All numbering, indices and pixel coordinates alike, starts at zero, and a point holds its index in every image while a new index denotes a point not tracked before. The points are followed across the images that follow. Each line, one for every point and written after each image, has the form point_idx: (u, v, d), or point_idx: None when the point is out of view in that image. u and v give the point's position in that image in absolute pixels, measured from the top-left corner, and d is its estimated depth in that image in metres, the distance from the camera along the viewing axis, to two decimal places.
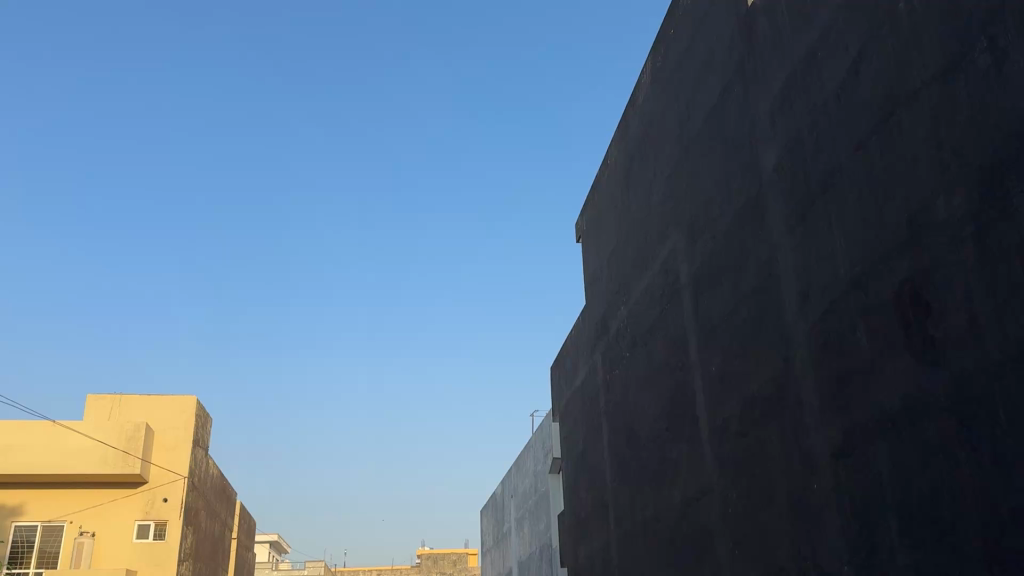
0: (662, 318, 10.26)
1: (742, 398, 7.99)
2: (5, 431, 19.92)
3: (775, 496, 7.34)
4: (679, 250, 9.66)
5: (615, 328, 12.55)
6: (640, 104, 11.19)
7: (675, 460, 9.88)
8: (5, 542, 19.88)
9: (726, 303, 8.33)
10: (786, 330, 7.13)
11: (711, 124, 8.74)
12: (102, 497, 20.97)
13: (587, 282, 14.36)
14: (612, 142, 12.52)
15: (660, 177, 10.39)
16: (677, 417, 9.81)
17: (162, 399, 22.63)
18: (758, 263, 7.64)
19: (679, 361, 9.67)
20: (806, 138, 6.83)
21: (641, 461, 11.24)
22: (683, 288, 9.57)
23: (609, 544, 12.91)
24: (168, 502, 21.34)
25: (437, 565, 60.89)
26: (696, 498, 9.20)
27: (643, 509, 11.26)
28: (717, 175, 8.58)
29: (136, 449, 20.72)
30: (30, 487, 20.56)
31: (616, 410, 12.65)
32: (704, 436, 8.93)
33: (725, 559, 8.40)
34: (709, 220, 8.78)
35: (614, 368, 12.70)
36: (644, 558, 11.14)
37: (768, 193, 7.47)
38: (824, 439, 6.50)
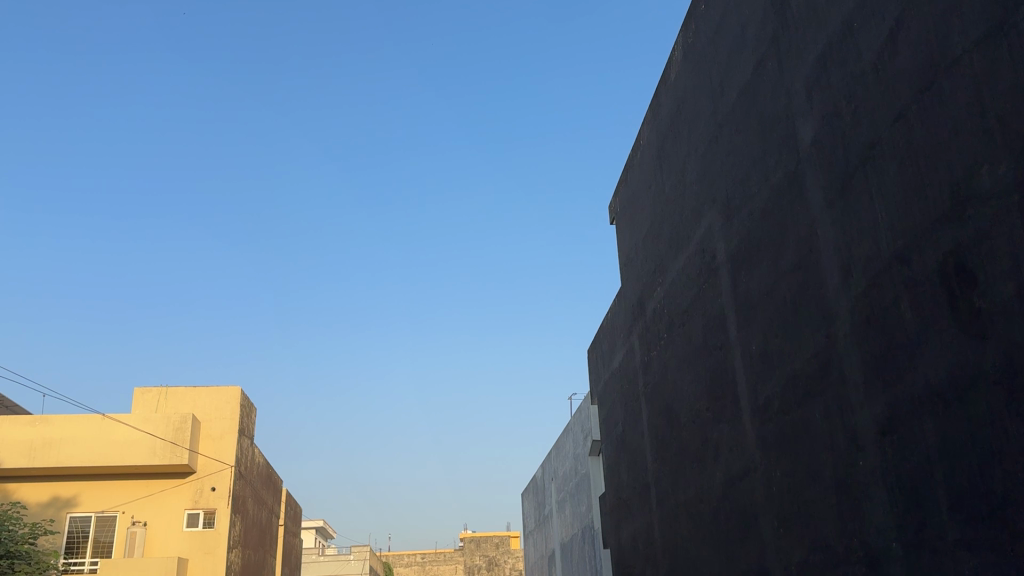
0: (700, 298, 10.19)
1: (784, 376, 7.92)
2: (56, 426, 20.52)
3: (819, 473, 7.28)
4: (716, 228, 9.58)
5: (652, 309, 12.49)
6: (672, 81, 11.08)
7: (716, 440, 9.83)
8: (62, 533, 20.43)
9: (765, 281, 8.24)
10: (827, 307, 7.04)
11: (745, 100, 8.63)
12: (152, 488, 21.44)
13: (622, 264, 14.29)
14: (644, 122, 12.42)
15: (694, 155, 10.29)
16: (717, 397, 9.77)
17: (207, 389, 23.09)
18: (798, 240, 7.54)
19: (718, 341, 9.62)
20: (844, 112, 6.71)
21: (682, 442, 11.22)
22: (720, 267, 9.50)
23: (652, 524, 12.92)
24: (216, 491, 21.79)
25: (479, 548, 61.38)
26: (739, 477, 9.17)
27: (685, 490, 11.22)
28: (753, 152, 8.48)
29: (183, 440, 21.14)
30: (83, 479, 21.08)
31: (655, 392, 12.61)
32: (747, 415, 8.87)
33: (771, 537, 8.36)
34: (746, 197, 8.68)
35: (652, 350, 12.66)
36: (688, 538, 11.12)
37: (806, 167, 7.37)
38: (869, 415, 6.44)
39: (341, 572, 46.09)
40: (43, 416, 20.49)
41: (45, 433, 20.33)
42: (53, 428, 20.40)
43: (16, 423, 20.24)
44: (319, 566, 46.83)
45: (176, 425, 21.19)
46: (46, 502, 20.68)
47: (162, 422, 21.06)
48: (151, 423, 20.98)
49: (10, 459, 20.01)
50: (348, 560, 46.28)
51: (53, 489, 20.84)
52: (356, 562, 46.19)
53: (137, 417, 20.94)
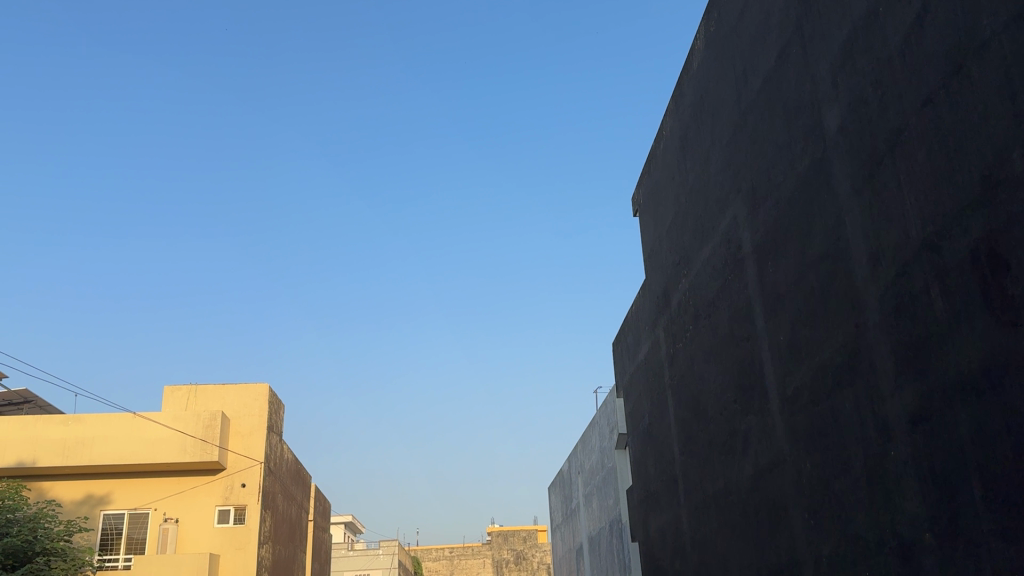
0: (726, 289, 10.13)
1: (812, 366, 7.85)
2: (89, 425, 20.84)
3: (850, 464, 7.22)
4: (741, 218, 9.50)
5: (677, 301, 12.44)
6: (694, 71, 11.00)
7: (745, 432, 9.77)
8: (96, 530, 20.77)
9: (793, 270, 8.17)
10: (856, 296, 6.97)
11: (770, 88, 8.54)
12: (183, 485, 21.71)
13: (646, 256, 14.23)
14: (667, 112, 12.33)
15: (717, 145, 10.21)
16: (744, 389, 9.70)
17: (236, 387, 23.33)
18: (825, 229, 7.46)
19: (745, 332, 9.55)
20: (870, 98, 6.62)
21: (709, 434, 11.17)
22: (746, 257, 9.42)
23: (680, 517, 12.88)
24: (246, 487, 22.01)
25: (507, 542, 62.05)
26: (768, 469, 9.10)
27: (713, 483, 11.17)
28: (778, 141, 8.39)
29: (213, 438, 21.33)
30: (116, 477, 21.42)
31: (681, 384, 12.56)
32: (775, 407, 8.80)
33: (801, 530, 8.29)
34: (772, 186, 8.60)
35: (677, 342, 12.59)
36: (717, 530, 11.06)
37: (832, 155, 7.28)
38: (900, 405, 6.36)
39: (371, 566, 46.37)
40: (76, 416, 20.82)
41: (77, 432, 20.67)
42: (85, 427, 20.75)
43: (49, 423, 20.60)
44: (349, 560, 47.16)
45: (206, 422, 21.40)
46: (80, 499, 21.05)
47: (191, 420, 21.31)
48: (181, 421, 21.26)
49: (44, 458, 20.38)
50: (377, 555, 46.53)
51: (87, 486, 21.19)
52: (385, 557, 46.30)
53: (168, 415, 21.24)
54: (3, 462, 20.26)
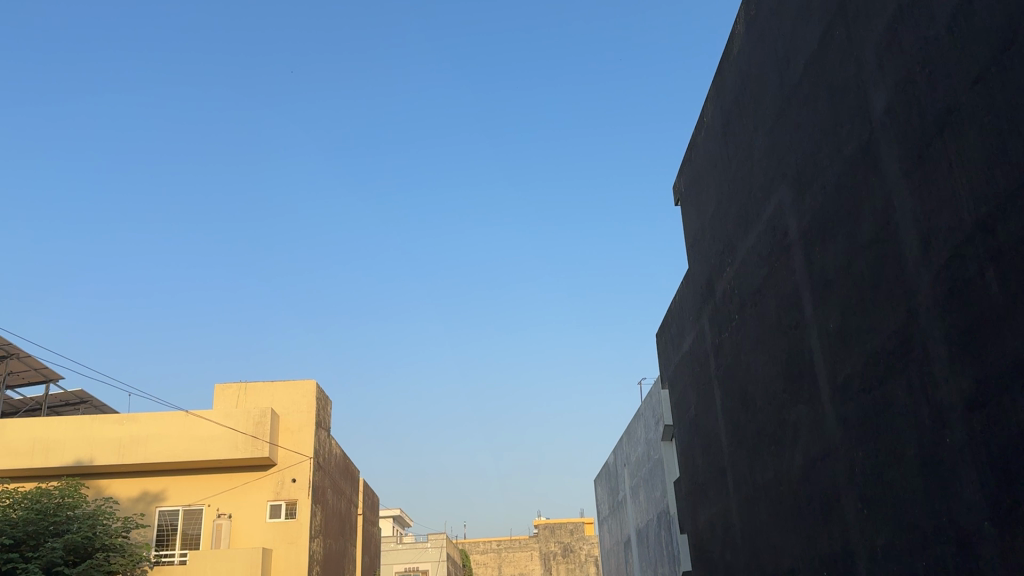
0: (772, 277, 9.99)
1: (863, 353, 7.71)
2: (143, 424, 21.36)
3: (903, 451, 7.08)
4: (787, 204, 9.35)
5: (721, 290, 12.31)
6: (735, 56, 10.84)
7: (795, 421, 9.62)
8: (152, 526, 21.35)
9: (841, 256, 8.02)
10: (907, 280, 6.82)
11: (813, 71, 8.39)
12: (235, 481, 22.12)
13: (688, 245, 14.11)
14: (708, 99, 12.18)
15: (761, 130, 10.06)
16: (793, 377, 9.56)
17: (284, 384, 23.67)
18: (875, 213, 7.30)
19: (793, 320, 9.41)
20: (917, 77, 6.47)
21: (758, 424, 11.02)
22: (792, 243, 9.28)
23: (729, 508, 12.76)
24: (297, 482, 22.32)
25: (554, 534, 62.00)
26: (819, 459, 8.97)
27: (763, 473, 11.04)
28: (824, 125, 8.24)
29: (263, 434, 21.65)
30: (170, 474, 21.94)
31: (728, 374, 12.42)
32: (826, 396, 8.66)
33: (855, 520, 8.16)
34: (818, 170, 8.45)
35: (723, 332, 12.46)
36: (769, 521, 10.93)
37: (879, 137, 7.13)
38: (955, 391, 6.21)
39: (419, 560, 46.82)
40: (131, 415, 21.37)
41: (132, 431, 21.24)
42: (139, 426, 21.29)
43: (105, 423, 21.21)
44: (396, 554, 47.39)
45: (256, 419, 21.74)
46: (136, 496, 21.63)
47: (242, 417, 21.68)
48: (232, 419, 21.64)
49: (101, 457, 21.01)
50: (425, 548, 47.04)
51: (143, 484, 21.75)
52: (434, 550, 46.91)
53: (219, 413, 21.66)
54: (61, 461, 20.91)
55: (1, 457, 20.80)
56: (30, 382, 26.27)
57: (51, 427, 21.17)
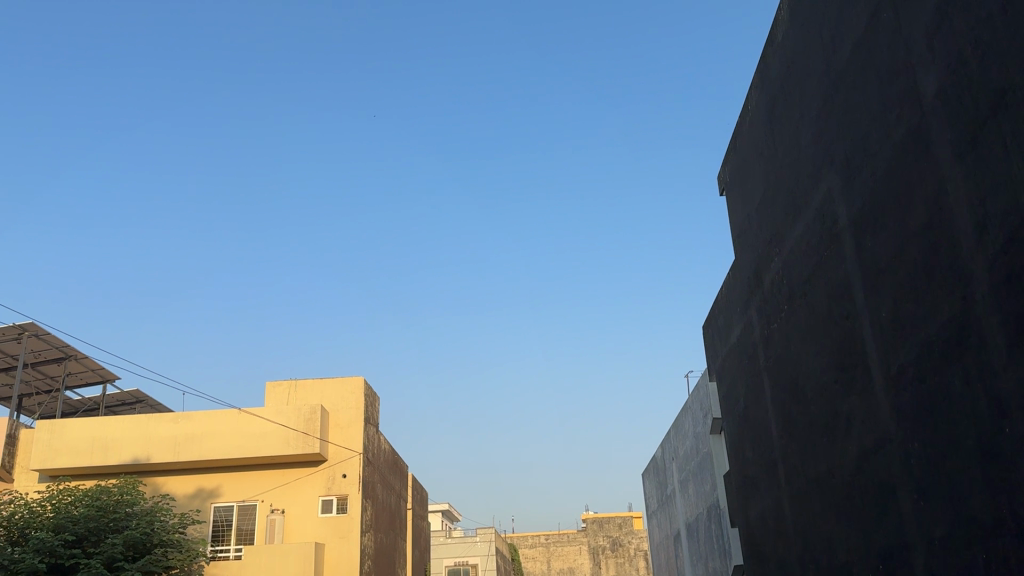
0: (822, 265, 9.81)
1: (917, 341, 7.55)
2: (197, 421, 21.87)
3: (961, 441, 6.92)
4: (836, 191, 9.18)
5: (770, 281, 12.14)
6: (779, 41, 10.67)
7: (848, 413, 9.45)
8: (208, 523, 21.84)
9: (893, 243, 7.86)
10: (962, 266, 6.66)
11: (860, 54, 8.23)
12: (287, 477, 22.50)
13: (735, 235, 13.94)
14: (753, 85, 12.00)
15: (807, 117, 9.89)
16: (845, 367, 9.39)
17: (333, 381, 24.01)
18: (926, 198, 7.15)
19: (844, 309, 9.25)
20: (969, 57, 6.30)
21: (810, 415, 10.86)
22: (842, 231, 9.11)
23: (781, 501, 12.59)
24: (347, 477, 22.62)
25: (602, 529, 62.08)
26: (873, 450, 8.81)
27: (816, 466, 10.86)
28: (873, 109, 8.07)
29: (314, 430, 21.98)
30: (224, 471, 22.42)
31: (777, 366, 12.26)
32: (879, 386, 8.50)
33: (911, 512, 8.01)
34: (867, 156, 8.28)
35: (772, 323, 12.28)
36: (822, 513, 10.77)
37: (931, 120, 6.96)
38: (1014, 379, 6.05)
39: (469, 553, 47.19)
40: (185, 413, 21.89)
41: (186, 429, 21.76)
42: (193, 425, 21.80)
43: (161, 420, 21.78)
44: (447, 548, 47.57)
45: (306, 416, 22.06)
46: (192, 493, 22.14)
47: (292, 414, 22.01)
48: (283, 415, 22.00)
49: (158, 454, 21.58)
50: (475, 542, 47.35)
51: (198, 481, 22.24)
52: (482, 544, 47.30)
53: (271, 410, 22.05)
54: (119, 460, 21.50)
55: (63, 455, 21.45)
56: (88, 382, 27.04)
57: (109, 427, 21.78)
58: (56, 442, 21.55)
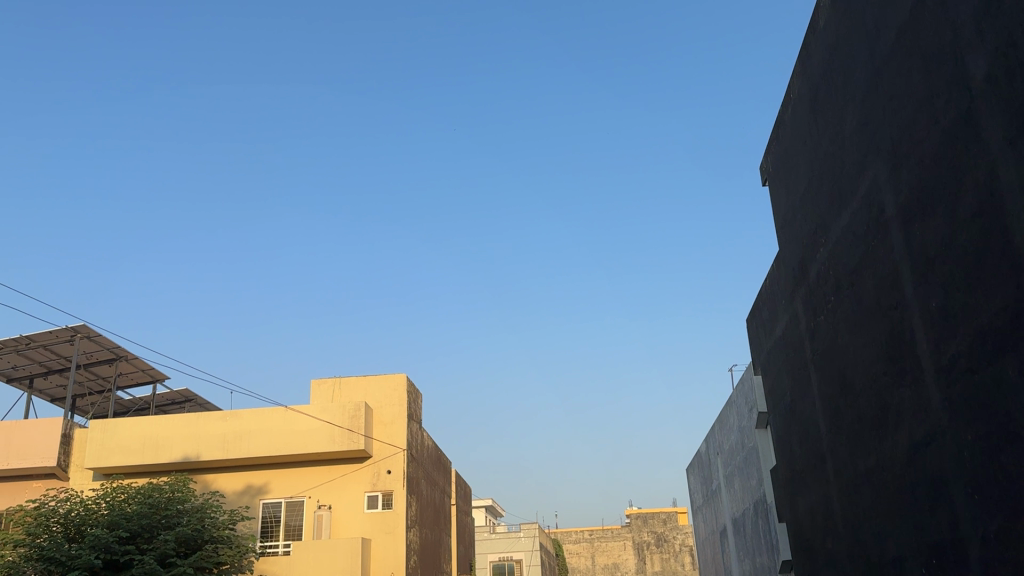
0: (869, 255, 9.62)
1: (969, 332, 7.37)
2: (245, 420, 22.24)
3: (1016, 432, 6.74)
4: (882, 179, 9.01)
5: (816, 272, 11.94)
6: (821, 27, 10.47)
7: (897, 406, 9.28)
8: (257, 518, 22.23)
9: (942, 232, 7.69)
10: (1015, 254, 6.48)
11: (905, 38, 8.06)
12: (333, 473, 22.79)
13: (779, 226, 13.74)
14: (794, 74, 11.83)
15: (852, 104, 9.71)
16: (895, 359, 9.22)
17: (376, 378, 24.23)
18: (977, 184, 6.97)
19: (892, 300, 9.06)
20: (1020, 39, 6.13)
21: (859, 408, 10.67)
22: (889, 220, 8.93)
23: (830, 496, 12.40)
24: (392, 474, 22.82)
25: (647, 524, 61.77)
26: (924, 442, 8.63)
27: (865, 459, 10.68)
28: (919, 95, 7.90)
29: (359, 427, 22.22)
30: (272, 468, 22.81)
31: (824, 358, 12.08)
32: (929, 377, 8.33)
33: (965, 505, 7.83)
34: (914, 143, 8.11)
35: (819, 315, 12.09)
36: (872, 507, 10.58)
37: (980, 104, 6.79)
38: None
39: (514, 549, 47.31)
40: (233, 411, 22.29)
41: (235, 427, 22.17)
42: (242, 423, 22.20)
43: (210, 419, 22.22)
44: (491, 543, 47.75)
45: (351, 412, 22.32)
46: (241, 490, 22.55)
47: (337, 411, 22.27)
48: (328, 413, 22.27)
49: (208, 452, 22.03)
50: (519, 537, 47.52)
51: (247, 477, 22.66)
52: (526, 539, 47.36)
53: (316, 407, 22.33)
54: (171, 457, 22.02)
55: (116, 454, 22.01)
56: (139, 382, 27.69)
57: (161, 425, 22.35)
58: (109, 441, 22.11)
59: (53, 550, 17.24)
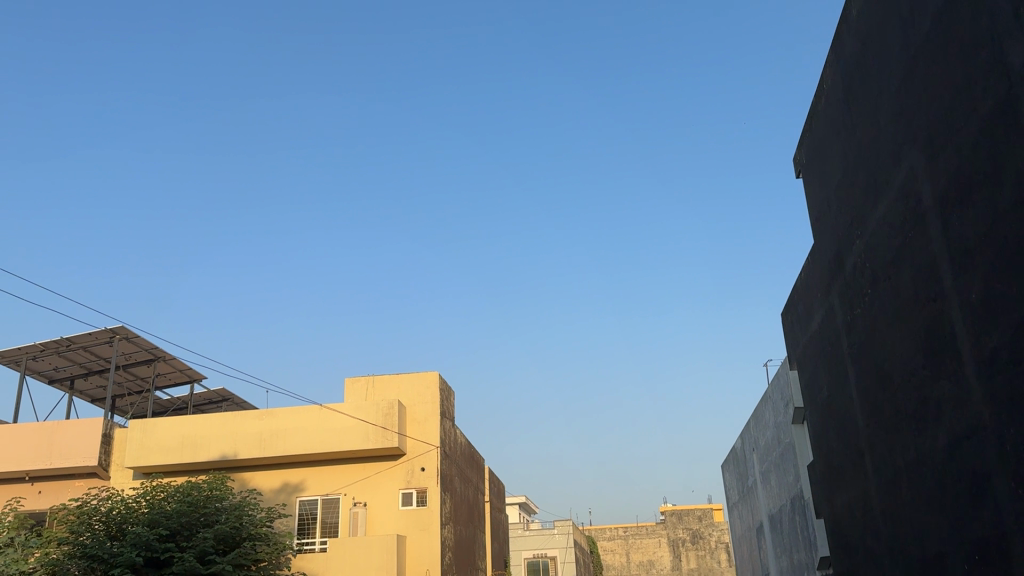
0: (906, 247, 9.46)
1: (1010, 324, 7.21)
2: (280, 418, 22.49)
3: None
4: (918, 170, 8.86)
5: (851, 265, 11.78)
6: (854, 16, 10.31)
7: (937, 400, 9.11)
8: (294, 516, 22.49)
9: (982, 222, 7.53)
10: None
11: (941, 26, 7.90)
12: (368, 470, 22.95)
13: (813, 218, 13.58)
14: (827, 65, 11.65)
15: (886, 93, 9.57)
16: (933, 352, 9.06)
17: (409, 376, 24.36)
18: (1017, 174, 6.81)
19: (931, 292, 8.91)
20: None
21: (897, 402, 10.51)
22: (926, 212, 8.78)
23: (869, 491, 12.23)
24: (426, 471, 22.93)
25: (682, 521, 61.37)
26: (965, 437, 8.47)
27: (904, 455, 10.50)
28: (956, 83, 7.75)
29: (393, 425, 22.35)
30: (308, 465, 23.04)
31: (862, 353, 11.90)
32: (970, 370, 8.16)
33: (1008, 500, 7.66)
34: (951, 132, 7.96)
35: (855, 308, 11.92)
36: (912, 503, 10.41)
37: (1020, 91, 6.63)
38: None
39: (548, 545, 47.32)
40: (268, 410, 22.56)
41: (271, 425, 22.43)
42: (277, 421, 22.45)
43: (247, 418, 22.52)
44: (526, 540, 47.81)
45: (385, 410, 22.47)
46: (278, 487, 22.82)
47: (371, 409, 22.46)
48: (362, 411, 22.45)
49: (245, 450, 22.33)
50: (553, 534, 47.49)
51: (283, 475, 22.93)
52: (560, 536, 47.34)
53: (350, 406, 22.51)
54: (209, 456, 22.35)
55: (155, 453, 22.39)
56: (177, 381, 28.13)
57: (198, 424, 22.69)
58: (148, 440, 22.49)
59: (95, 548, 17.59)
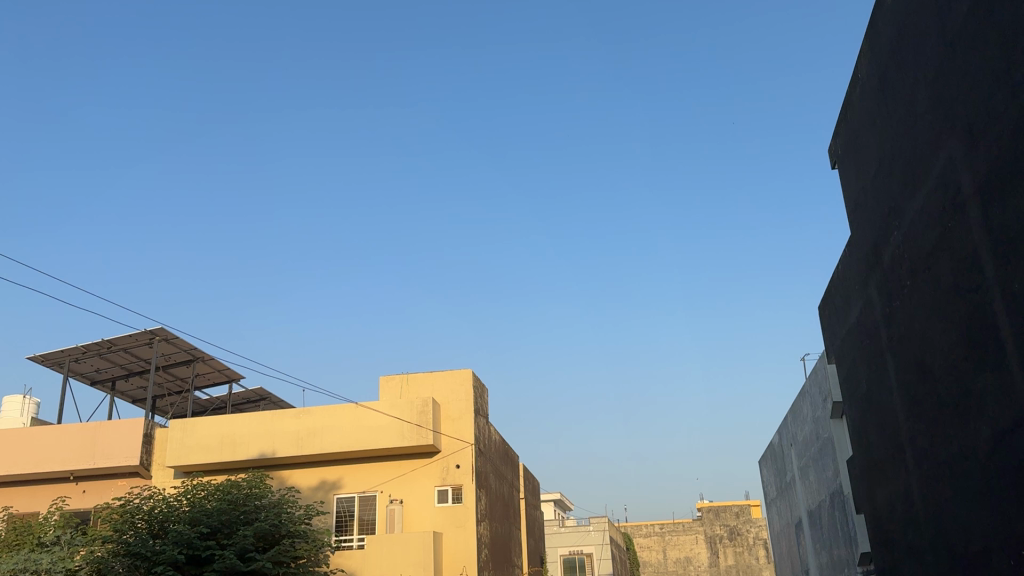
0: (946, 238, 9.29)
1: None
2: (317, 417, 22.72)
3: None
4: (957, 158, 8.69)
5: (890, 256, 11.58)
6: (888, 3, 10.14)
7: (980, 392, 8.93)
8: (332, 513, 22.72)
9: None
10: None
11: (979, 12, 7.74)
12: (403, 468, 23.08)
13: (850, 209, 13.37)
14: (862, 53, 11.45)
15: (923, 81, 9.39)
16: (975, 344, 8.88)
17: (442, 374, 24.46)
18: None
19: (971, 283, 8.73)
20: None
21: (939, 396, 10.31)
22: (966, 201, 8.61)
23: (910, 485, 12.03)
24: (461, 468, 23.01)
25: (719, 518, 60.98)
26: (1010, 430, 8.28)
27: (946, 448, 10.32)
28: (996, 69, 7.58)
29: (427, 422, 22.45)
30: (344, 463, 23.24)
31: (901, 345, 11.71)
32: (1014, 362, 7.98)
33: None
34: (991, 119, 7.80)
35: (894, 300, 11.72)
36: (955, 497, 10.22)
37: None
38: None
39: (584, 543, 47.22)
40: (305, 409, 22.81)
41: (307, 424, 22.67)
42: (314, 419, 22.69)
43: (284, 417, 22.79)
44: (561, 537, 47.75)
45: (419, 408, 22.58)
46: (316, 485, 23.07)
47: (406, 407, 22.57)
48: (397, 408, 22.57)
49: (282, 449, 22.60)
50: (588, 531, 47.39)
51: (321, 473, 23.17)
52: (596, 533, 47.29)
53: (385, 404, 22.65)
54: (248, 454, 22.67)
55: (196, 452, 22.76)
56: (216, 381, 28.57)
57: (237, 424, 23.01)
58: (188, 440, 22.87)
59: (138, 546, 17.92)
